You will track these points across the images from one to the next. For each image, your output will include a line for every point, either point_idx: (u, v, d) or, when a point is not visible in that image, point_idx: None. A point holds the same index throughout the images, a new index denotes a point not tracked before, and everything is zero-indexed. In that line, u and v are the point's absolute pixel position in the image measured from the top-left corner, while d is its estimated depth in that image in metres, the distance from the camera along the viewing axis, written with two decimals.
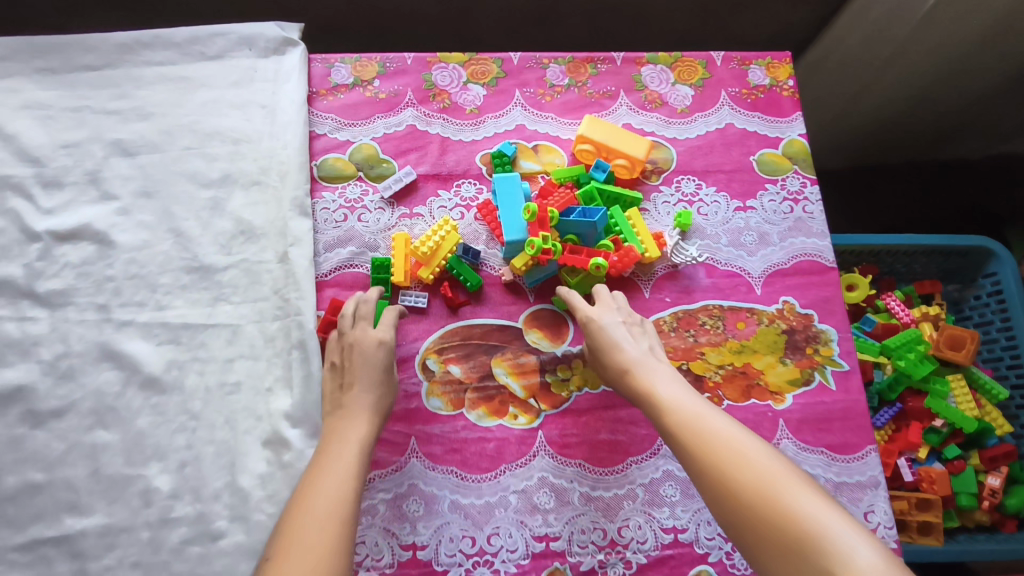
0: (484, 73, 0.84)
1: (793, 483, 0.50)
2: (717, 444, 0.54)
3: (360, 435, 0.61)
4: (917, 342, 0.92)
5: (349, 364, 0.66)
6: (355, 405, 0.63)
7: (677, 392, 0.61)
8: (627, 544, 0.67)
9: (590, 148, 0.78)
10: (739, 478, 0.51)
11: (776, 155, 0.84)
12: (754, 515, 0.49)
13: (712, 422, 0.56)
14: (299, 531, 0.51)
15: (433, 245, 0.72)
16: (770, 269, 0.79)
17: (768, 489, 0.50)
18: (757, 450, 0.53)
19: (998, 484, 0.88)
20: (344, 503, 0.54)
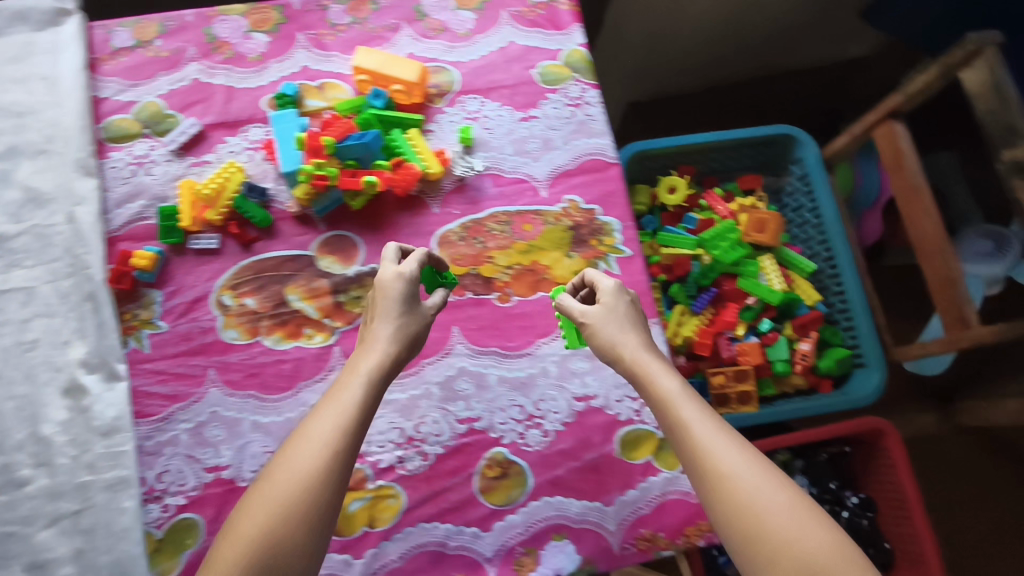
0: (265, 20, 0.86)
1: (812, 518, 0.47)
2: (737, 473, 0.50)
3: (374, 365, 0.59)
4: (729, 231, 1.01)
5: (374, 300, 0.64)
6: (373, 336, 0.61)
7: (689, 395, 0.55)
8: (423, 439, 0.73)
9: (366, 78, 0.81)
10: (759, 512, 0.48)
11: (557, 66, 0.87)
12: (771, 555, 0.46)
13: (727, 441, 0.51)
14: (285, 471, 0.51)
15: (217, 185, 0.77)
16: (554, 171, 0.83)
17: (793, 533, 0.46)
18: (775, 477, 0.50)
19: (807, 348, 0.95)
20: (343, 427, 0.53)
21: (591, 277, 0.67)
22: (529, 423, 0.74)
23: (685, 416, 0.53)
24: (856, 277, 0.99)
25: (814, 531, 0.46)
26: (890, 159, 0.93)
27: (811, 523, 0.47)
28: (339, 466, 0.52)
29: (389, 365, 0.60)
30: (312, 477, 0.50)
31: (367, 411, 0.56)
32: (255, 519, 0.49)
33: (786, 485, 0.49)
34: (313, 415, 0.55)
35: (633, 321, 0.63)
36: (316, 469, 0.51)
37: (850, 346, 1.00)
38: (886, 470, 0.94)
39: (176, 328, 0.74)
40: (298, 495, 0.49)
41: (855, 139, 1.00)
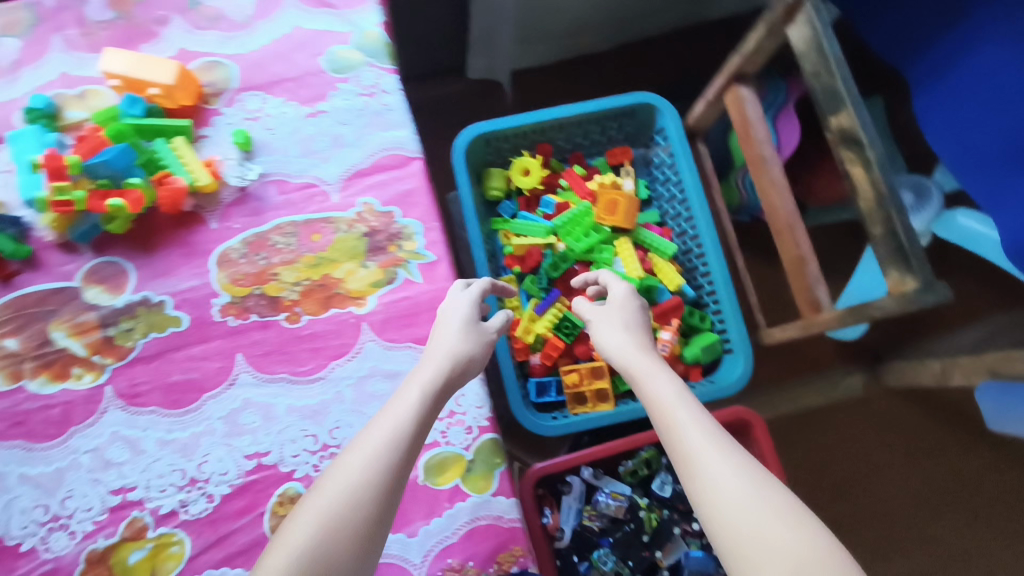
0: (16, 24, 0.77)
1: (808, 524, 0.47)
2: (739, 470, 0.50)
3: (427, 380, 0.60)
4: (581, 216, 0.93)
5: (438, 322, 0.67)
6: (432, 354, 0.62)
7: (681, 394, 0.57)
8: (207, 479, 0.67)
9: (120, 83, 0.73)
10: (748, 509, 0.48)
11: (348, 50, 0.78)
12: (762, 547, 0.46)
13: (718, 434, 0.53)
14: (338, 475, 0.52)
15: None
16: (348, 172, 0.76)
17: (786, 532, 0.46)
18: (758, 474, 0.50)
19: (666, 338, 0.89)
20: (392, 445, 0.54)
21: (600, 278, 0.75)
22: (323, 453, 0.68)
23: (675, 406, 0.55)
24: (720, 256, 0.91)
25: (808, 532, 0.46)
26: (740, 126, 0.84)
27: (807, 524, 0.47)
28: (390, 489, 0.52)
29: (447, 382, 0.61)
30: (369, 490, 0.51)
31: (420, 432, 0.57)
32: (310, 528, 0.49)
33: (777, 488, 0.49)
34: (366, 433, 0.56)
35: (631, 322, 0.67)
36: (373, 487, 0.52)
37: (719, 332, 0.93)
38: None
39: None
40: (365, 511, 0.51)
41: (708, 105, 0.92)
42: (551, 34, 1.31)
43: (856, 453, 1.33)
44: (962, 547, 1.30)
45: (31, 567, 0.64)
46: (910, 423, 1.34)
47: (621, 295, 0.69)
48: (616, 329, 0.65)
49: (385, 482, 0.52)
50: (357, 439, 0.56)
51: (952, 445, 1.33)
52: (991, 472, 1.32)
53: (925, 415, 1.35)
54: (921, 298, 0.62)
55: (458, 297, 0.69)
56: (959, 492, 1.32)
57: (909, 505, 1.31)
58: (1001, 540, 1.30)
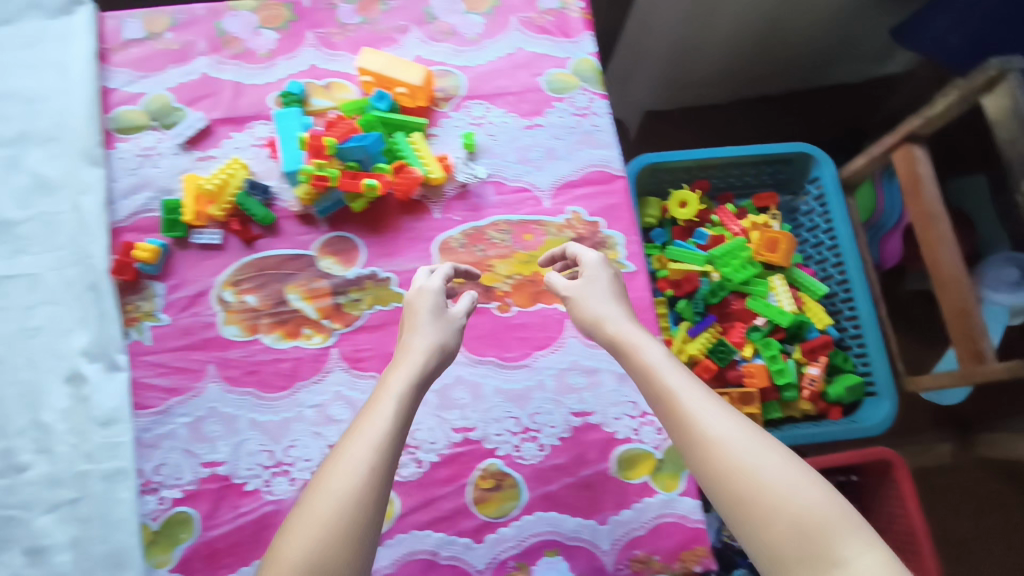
0: (274, 17, 0.85)
1: (800, 476, 0.47)
2: (737, 434, 0.50)
3: (405, 379, 0.58)
4: (739, 249, 0.99)
5: (406, 313, 0.65)
6: (408, 347, 0.61)
7: (672, 362, 0.57)
8: (419, 446, 0.72)
9: (371, 80, 0.80)
10: (747, 473, 0.48)
11: (565, 74, 0.85)
12: (766, 515, 0.46)
13: (710, 402, 0.53)
14: (332, 476, 0.50)
15: (220, 181, 0.76)
16: (559, 181, 0.81)
17: (795, 496, 0.46)
18: (756, 442, 0.50)
19: (815, 372, 0.94)
20: (384, 435, 0.53)
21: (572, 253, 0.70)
22: (524, 435, 0.73)
23: (667, 379, 0.55)
24: (870, 302, 0.96)
25: (802, 486, 0.47)
26: (911, 181, 0.90)
27: (796, 474, 0.48)
28: (385, 482, 0.51)
29: (425, 375, 0.59)
30: (366, 491, 0.49)
31: (408, 422, 0.55)
32: (308, 534, 0.47)
33: (772, 445, 0.50)
34: (353, 432, 0.54)
35: (617, 295, 0.65)
36: (372, 481, 0.50)
37: (861, 374, 0.98)
38: (897, 508, 0.91)
39: (176, 321, 0.74)
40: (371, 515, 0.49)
41: (871, 160, 0.98)
42: (686, 81, 1.38)
43: None
44: None
45: (254, 506, 0.69)
46: None
47: (603, 272, 0.66)
48: (600, 306, 0.63)
49: (382, 476, 0.51)
50: (343, 437, 0.54)
51: None
52: None
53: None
54: None
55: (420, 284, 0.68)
56: None
57: None
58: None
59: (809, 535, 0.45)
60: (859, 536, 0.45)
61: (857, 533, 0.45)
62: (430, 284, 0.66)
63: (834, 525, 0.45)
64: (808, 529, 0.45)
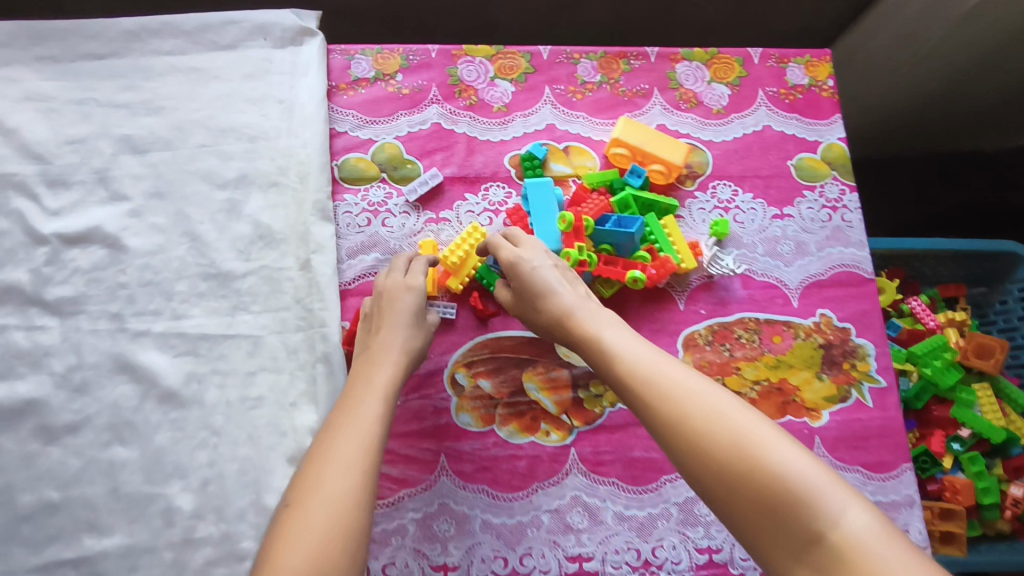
0: (512, 69, 0.79)
1: (766, 434, 0.46)
2: (695, 403, 0.49)
3: (388, 381, 0.60)
4: (943, 349, 0.92)
5: (379, 309, 0.65)
6: (383, 349, 0.62)
7: (625, 338, 0.56)
8: (661, 565, 0.66)
9: (624, 152, 0.74)
10: (703, 441, 0.46)
11: (815, 160, 0.80)
12: (738, 490, 0.44)
13: (669, 372, 0.51)
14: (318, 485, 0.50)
15: (462, 254, 0.70)
16: (807, 279, 0.76)
17: (769, 457, 0.45)
18: (722, 410, 0.48)
19: (1021, 494, 0.87)
20: (362, 436, 0.54)
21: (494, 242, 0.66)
22: None
23: (621, 358, 0.54)
24: None
25: (766, 440, 0.45)
26: None
27: (753, 430, 0.46)
28: (369, 478, 0.52)
29: (400, 375, 0.61)
30: (354, 498, 0.50)
31: (386, 427, 0.57)
32: (301, 530, 0.47)
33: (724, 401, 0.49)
34: (334, 432, 0.55)
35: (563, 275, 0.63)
36: (359, 479, 0.51)
37: None
38: None
39: (406, 403, 0.68)
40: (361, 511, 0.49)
41: None
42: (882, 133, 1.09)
43: None
44: None
45: None
46: None
47: (540, 251, 0.65)
48: (548, 280, 0.61)
49: (364, 474, 0.52)
50: (324, 436, 0.55)
51: None
52: None
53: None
54: None
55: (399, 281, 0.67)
56: None
57: None
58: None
59: (783, 503, 0.43)
60: (845, 494, 0.43)
61: (844, 492, 0.43)
62: (413, 280, 0.66)
63: (825, 485, 0.43)
64: (776, 489, 0.43)
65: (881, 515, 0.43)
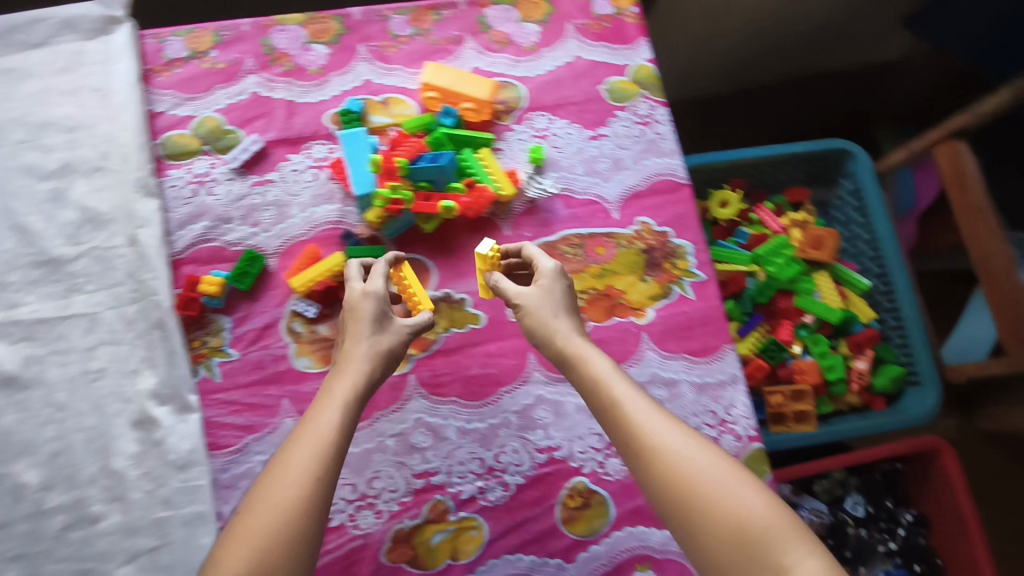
0: (325, 32, 0.83)
1: (742, 482, 0.50)
2: (690, 449, 0.52)
3: (350, 389, 0.59)
4: (783, 247, 1.00)
5: (345, 320, 0.64)
6: (350, 357, 0.61)
7: (618, 374, 0.59)
8: (504, 469, 0.72)
9: (435, 95, 0.79)
10: (680, 479, 0.51)
11: (625, 82, 0.85)
12: (705, 525, 0.49)
13: (646, 416, 0.55)
14: (269, 491, 0.51)
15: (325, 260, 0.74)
16: (626, 191, 0.82)
17: (737, 504, 0.49)
18: (701, 455, 0.52)
19: (863, 367, 0.96)
20: (318, 445, 0.54)
21: (495, 281, 0.68)
22: (609, 452, 0.73)
23: (615, 387, 0.57)
24: (911, 294, 1.00)
25: (754, 497, 0.50)
26: (951, 180, 0.92)
27: (745, 486, 0.50)
28: (324, 483, 0.52)
29: (367, 383, 0.60)
30: (302, 503, 0.51)
31: (348, 430, 0.56)
32: (244, 544, 0.49)
33: (717, 453, 0.53)
34: (293, 440, 0.55)
35: (565, 307, 0.65)
36: (305, 491, 0.51)
37: (903, 363, 1.01)
38: (944, 490, 0.94)
39: (246, 355, 0.72)
40: (307, 523, 0.50)
41: (911, 154, 1.00)
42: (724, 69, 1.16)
43: None
44: None
45: (341, 542, 0.68)
46: None
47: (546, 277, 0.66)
48: (543, 314, 0.64)
49: (312, 483, 0.52)
50: (286, 444, 0.55)
51: None
52: None
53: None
54: None
55: (358, 289, 0.66)
56: None
57: None
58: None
59: (745, 541, 0.47)
60: (803, 540, 0.48)
61: (803, 538, 0.48)
62: (372, 286, 0.65)
63: (782, 531, 0.48)
64: (754, 542, 0.47)
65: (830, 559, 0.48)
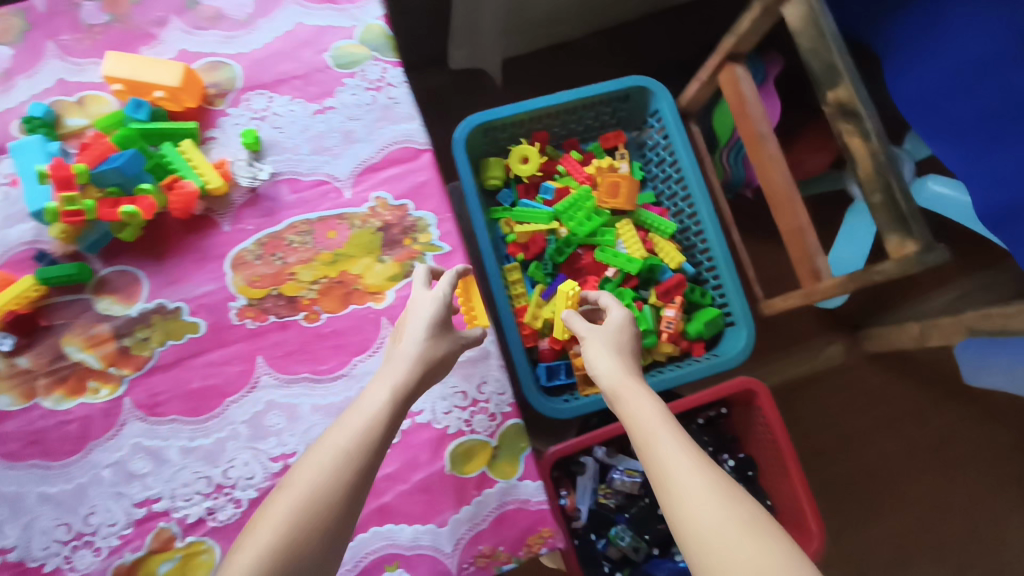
0: (6, 30, 0.74)
1: (767, 538, 0.45)
2: (714, 489, 0.48)
3: (397, 398, 0.57)
4: (583, 200, 0.95)
5: (405, 318, 0.65)
6: (392, 358, 0.60)
7: (662, 413, 0.56)
8: (234, 484, 0.67)
9: (123, 87, 0.72)
10: (699, 518, 0.46)
11: (353, 45, 0.77)
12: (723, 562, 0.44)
13: (682, 450, 0.51)
14: (302, 476, 0.51)
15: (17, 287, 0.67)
16: (359, 167, 0.75)
17: (752, 554, 0.44)
18: (723, 499, 0.47)
19: (671, 315, 0.91)
20: (362, 432, 0.54)
21: (566, 318, 0.69)
22: None
23: (653, 417, 0.55)
24: (719, 232, 0.93)
25: (779, 545, 0.44)
26: (737, 105, 0.86)
27: (765, 531, 0.45)
28: (349, 485, 0.51)
29: (405, 396, 0.58)
30: (324, 497, 0.50)
31: (379, 441, 0.55)
32: (269, 530, 0.48)
33: (741, 499, 0.47)
34: (329, 442, 0.54)
35: (627, 345, 0.65)
36: (320, 489, 0.50)
37: (720, 305, 0.96)
38: (764, 430, 0.92)
39: None
40: (330, 519, 0.49)
41: (705, 85, 0.94)
42: (541, 19, 1.22)
43: (842, 416, 1.40)
44: (946, 504, 1.38)
45: None
46: (888, 390, 1.41)
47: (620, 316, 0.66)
48: (594, 347, 0.64)
49: (344, 475, 0.51)
50: (325, 438, 0.55)
51: (921, 410, 1.40)
52: (961, 425, 1.40)
53: (880, 379, 1.40)
54: (922, 258, 0.65)
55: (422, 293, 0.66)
56: (930, 455, 1.39)
57: (889, 464, 1.39)
58: (988, 493, 1.38)
59: None
60: None
61: None
62: (437, 291, 0.65)
63: None
64: None
65: None
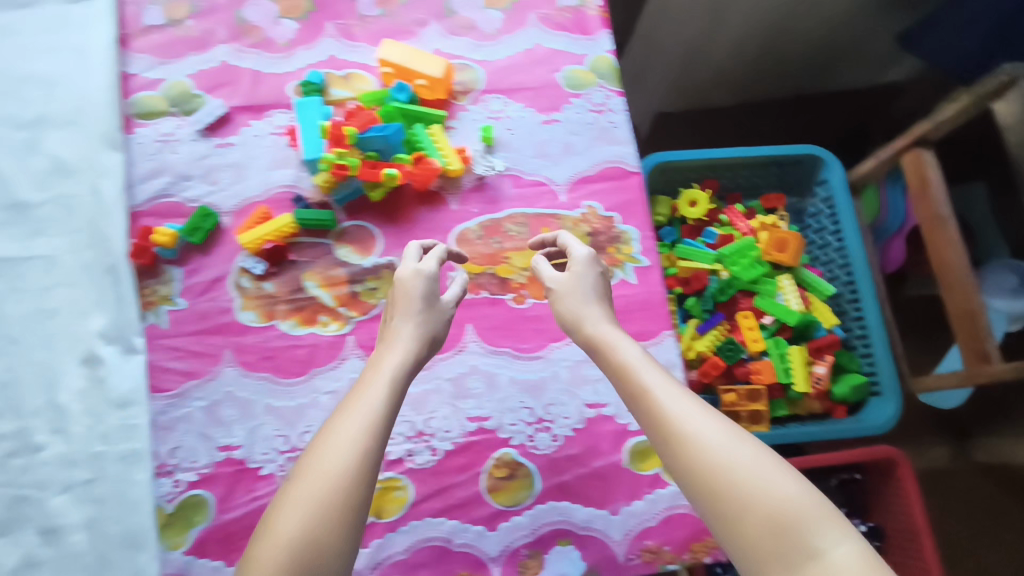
0: (295, 8, 0.86)
1: (776, 468, 0.46)
2: (704, 438, 0.48)
3: (398, 362, 0.57)
4: (749, 248, 1.00)
5: (393, 296, 0.63)
6: (399, 333, 0.60)
7: (651, 363, 0.55)
8: (434, 434, 0.73)
9: (391, 71, 0.82)
10: (707, 461, 0.47)
11: (582, 71, 0.87)
12: (733, 509, 0.44)
13: (683, 407, 0.50)
14: (319, 455, 0.49)
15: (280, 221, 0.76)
16: (575, 176, 0.83)
17: (766, 486, 0.45)
18: (728, 440, 0.48)
19: (822, 371, 0.95)
20: (359, 413, 0.51)
21: (533, 263, 0.67)
22: (538, 426, 0.74)
23: (646, 381, 0.53)
24: (876, 303, 0.97)
25: (791, 482, 0.45)
26: (914, 189, 0.92)
27: (778, 471, 0.46)
28: (373, 457, 0.49)
29: (416, 359, 0.58)
30: (349, 479, 0.47)
31: (392, 408, 0.53)
32: (289, 511, 0.46)
33: (754, 442, 0.48)
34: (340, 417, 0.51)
35: (591, 296, 0.63)
36: (350, 468, 0.48)
37: (866, 373, 0.99)
38: (898, 503, 0.92)
39: (193, 306, 0.75)
40: (358, 498, 0.47)
41: (881, 164, 1.00)
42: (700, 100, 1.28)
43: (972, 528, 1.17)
44: None
45: (269, 489, 0.69)
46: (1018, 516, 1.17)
47: (588, 276, 0.64)
48: (575, 309, 0.62)
49: (361, 459, 0.48)
50: (333, 418, 0.52)
51: None
52: None
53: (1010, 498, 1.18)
54: None
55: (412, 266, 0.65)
56: None
57: None
58: None
59: (784, 529, 0.43)
60: (842, 528, 0.43)
61: (840, 526, 0.43)
62: (425, 267, 0.64)
63: (817, 518, 0.43)
64: (791, 529, 0.43)
65: (873, 550, 0.42)
